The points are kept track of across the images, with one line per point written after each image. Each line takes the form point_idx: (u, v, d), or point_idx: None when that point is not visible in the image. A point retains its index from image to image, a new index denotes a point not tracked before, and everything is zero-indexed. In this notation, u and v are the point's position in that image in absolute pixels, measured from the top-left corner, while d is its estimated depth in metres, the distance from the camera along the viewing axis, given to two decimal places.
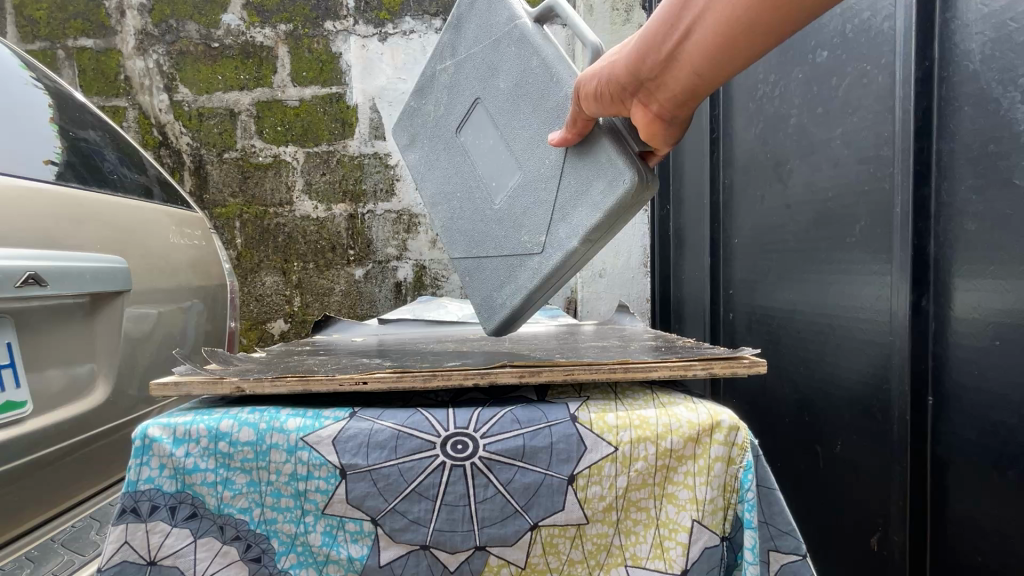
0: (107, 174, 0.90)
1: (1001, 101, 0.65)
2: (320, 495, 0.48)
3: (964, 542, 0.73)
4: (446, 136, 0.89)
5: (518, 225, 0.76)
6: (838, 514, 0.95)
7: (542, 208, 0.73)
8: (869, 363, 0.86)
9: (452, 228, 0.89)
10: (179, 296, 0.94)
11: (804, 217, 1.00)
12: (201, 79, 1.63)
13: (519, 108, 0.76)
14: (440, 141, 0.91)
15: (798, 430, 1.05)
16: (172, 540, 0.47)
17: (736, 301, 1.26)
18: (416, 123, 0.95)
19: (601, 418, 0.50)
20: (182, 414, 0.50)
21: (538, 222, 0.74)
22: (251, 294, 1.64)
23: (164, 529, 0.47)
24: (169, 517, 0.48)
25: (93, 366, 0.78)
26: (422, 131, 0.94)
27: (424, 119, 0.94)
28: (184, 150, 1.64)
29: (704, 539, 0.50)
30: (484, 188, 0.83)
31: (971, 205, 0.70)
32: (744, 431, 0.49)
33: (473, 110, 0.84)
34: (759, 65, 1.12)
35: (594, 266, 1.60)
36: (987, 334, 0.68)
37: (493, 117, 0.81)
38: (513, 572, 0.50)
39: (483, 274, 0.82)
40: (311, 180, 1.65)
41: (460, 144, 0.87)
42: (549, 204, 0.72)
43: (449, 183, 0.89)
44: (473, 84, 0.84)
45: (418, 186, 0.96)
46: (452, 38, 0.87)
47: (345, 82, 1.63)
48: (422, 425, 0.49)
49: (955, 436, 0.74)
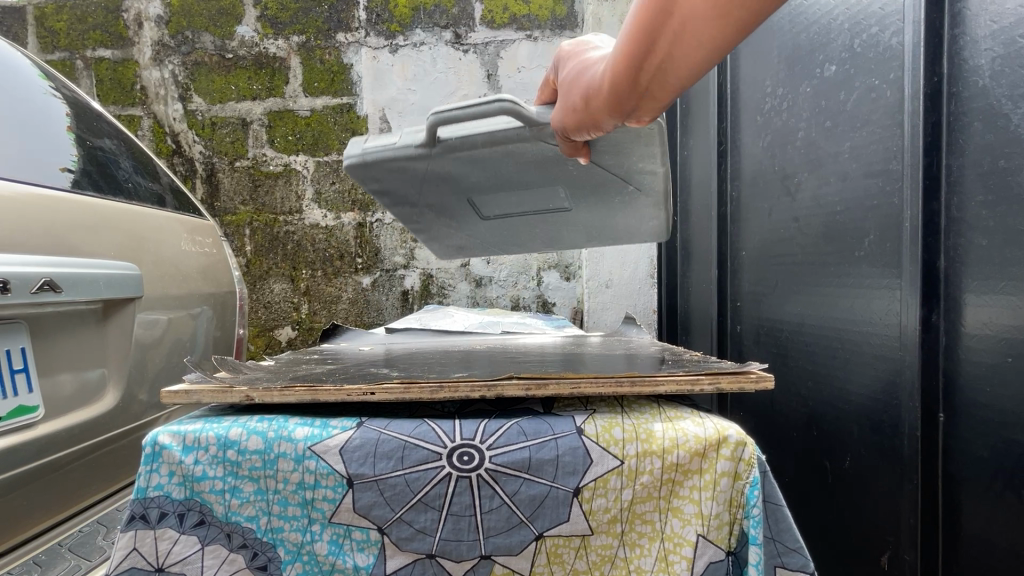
0: (121, 182, 0.91)
1: (1011, 117, 0.65)
2: (327, 504, 0.49)
3: (977, 561, 0.72)
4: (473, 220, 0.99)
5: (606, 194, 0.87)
6: (847, 530, 0.94)
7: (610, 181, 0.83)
8: (879, 378, 0.85)
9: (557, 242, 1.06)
10: (189, 304, 0.95)
11: (812, 230, 0.99)
12: (214, 89, 1.66)
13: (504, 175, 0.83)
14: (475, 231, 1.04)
15: (807, 444, 1.03)
16: (180, 547, 0.48)
17: (743, 314, 1.25)
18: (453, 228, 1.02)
19: (607, 431, 0.50)
20: (192, 422, 0.51)
21: (616, 186, 0.85)
22: (260, 301, 1.66)
23: (172, 536, 0.48)
24: (177, 524, 0.48)
25: (104, 371, 0.79)
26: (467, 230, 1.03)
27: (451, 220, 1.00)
28: (197, 158, 1.67)
29: (709, 554, 0.49)
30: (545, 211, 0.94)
31: (982, 221, 0.69)
32: (751, 446, 0.49)
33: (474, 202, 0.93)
34: (767, 78, 1.12)
35: (600, 276, 1.61)
36: (999, 351, 0.67)
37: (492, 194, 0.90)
38: None
39: (625, 234, 0.99)
40: (321, 189, 1.67)
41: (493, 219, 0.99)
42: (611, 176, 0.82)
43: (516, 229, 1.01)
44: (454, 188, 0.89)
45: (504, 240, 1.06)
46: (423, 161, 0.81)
47: (355, 93, 1.66)
48: (429, 436, 0.49)
49: (967, 453, 0.73)
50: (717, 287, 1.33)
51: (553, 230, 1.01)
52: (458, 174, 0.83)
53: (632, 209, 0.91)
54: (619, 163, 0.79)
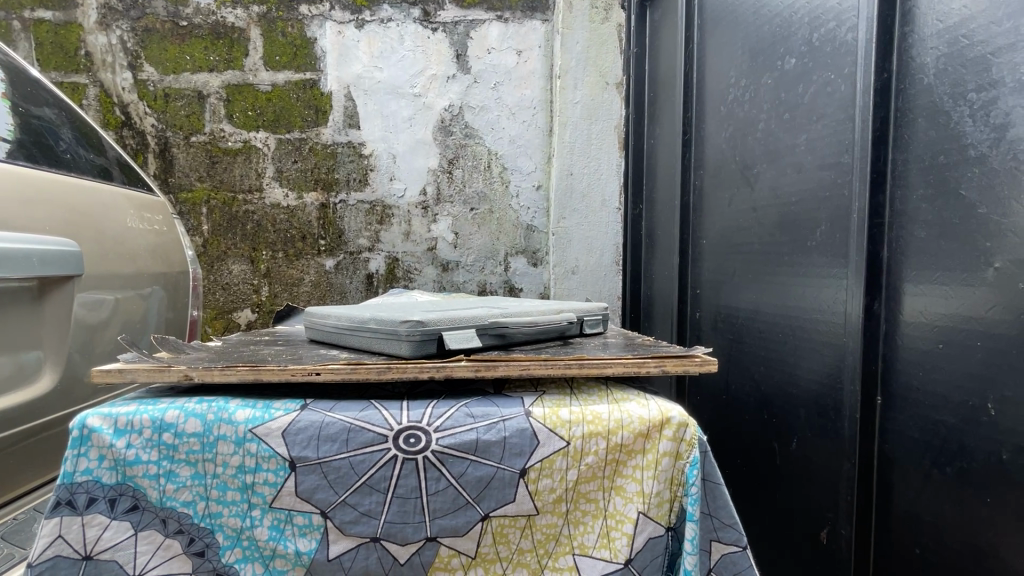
0: (60, 154, 0.86)
1: (952, 114, 0.68)
2: (267, 488, 0.49)
3: (904, 534, 0.77)
4: (485, 301, 0.87)
5: (385, 306, 0.71)
6: (791, 506, 0.99)
7: (397, 308, 0.67)
8: (825, 364, 0.89)
9: (387, 305, 0.83)
10: (138, 283, 0.92)
11: (768, 220, 1.02)
12: (168, 58, 1.58)
13: (501, 308, 0.74)
14: (479, 303, 0.89)
15: (757, 426, 1.07)
16: (111, 534, 0.48)
17: (703, 301, 1.28)
18: (475, 302, 0.93)
19: (554, 412, 0.52)
20: (125, 405, 0.51)
21: (376, 308, 0.68)
22: (217, 283, 1.60)
23: (102, 522, 0.48)
24: (107, 510, 0.48)
25: (41, 353, 0.74)
26: (473, 302, 0.91)
27: (486, 300, 0.92)
28: (148, 131, 1.58)
29: (649, 530, 0.52)
30: (433, 305, 0.79)
31: (921, 213, 0.72)
32: (693, 428, 0.52)
33: (508, 304, 0.82)
34: (731, 69, 1.14)
35: (567, 263, 1.56)
36: (933, 338, 0.71)
37: (498, 307, 0.78)
38: (464, 562, 0.50)
39: (362, 304, 0.79)
40: (282, 168, 1.61)
41: (474, 302, 0.85)
42: (399, 310, 0.66)
43: (433, 303, 0.85)
44: (517, 305, 0.81)
45: (429, 302, 0.92)
46: (539, 307, 0.78)
47: (319, 69, 1.60)
48: (375, 418, 0.50)
49: (901, 434, 0.77)
50: (678, 274, 1.35)
51: (428, 302, 0.89)
52: (548, 308, 0.77)
53: (364, 309, 0.71)
54: (460, 311, 0.64)
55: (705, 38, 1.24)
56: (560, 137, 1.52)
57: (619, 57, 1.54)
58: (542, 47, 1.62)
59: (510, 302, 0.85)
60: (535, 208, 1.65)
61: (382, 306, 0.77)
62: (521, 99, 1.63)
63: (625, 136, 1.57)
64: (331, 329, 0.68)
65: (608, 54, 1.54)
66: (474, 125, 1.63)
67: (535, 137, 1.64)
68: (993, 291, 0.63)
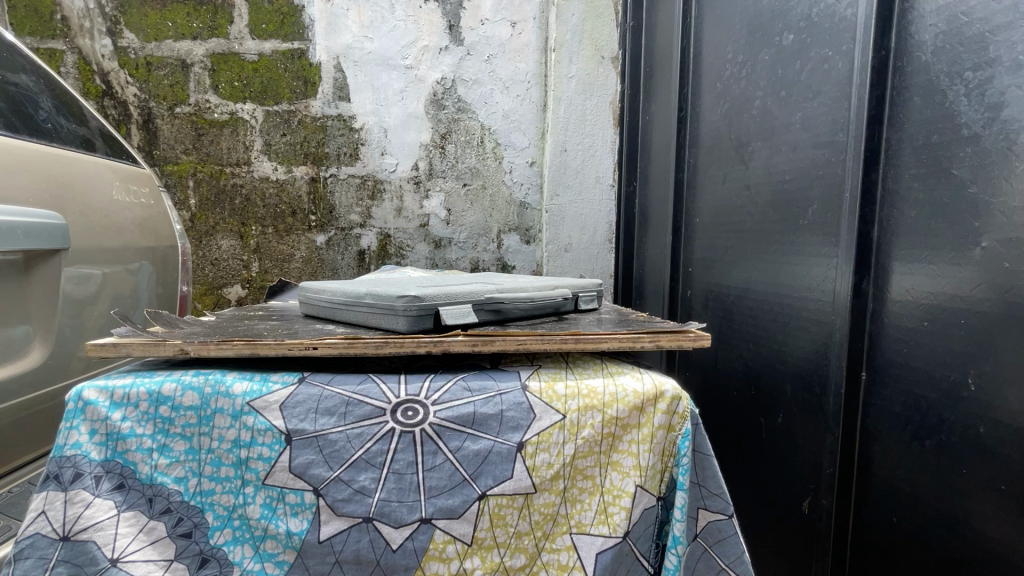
0: (40, 123, 0.83)
1: (947, 93, 0.68)
2: (261, 463, 0.50)
3: (883, 506, 0.80)
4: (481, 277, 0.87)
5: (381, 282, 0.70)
6: (775, 478, 1.01)
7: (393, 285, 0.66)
8: (812, 341, 0.91)
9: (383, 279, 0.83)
10: (125, 258, 0.90)
11: (761, 199, 1.02)
12: (148, 25, 1.52)
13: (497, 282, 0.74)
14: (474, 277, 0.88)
15: (744, 401, 1.10)
16: (92, 512, 0.47)
17: (695, 279, 1.29)
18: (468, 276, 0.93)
19: (551, 386, 0.54)
20: (119, 377, 0.52)
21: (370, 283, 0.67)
22: (206, 258, 1.58)
23: (85, 499, 0.48)
24: (92, 488, 0.48)
25: (29, 328, 0.73)
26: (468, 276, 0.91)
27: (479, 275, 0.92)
28: (131, 101, 1.53)
29: (644, 502, 0.54)
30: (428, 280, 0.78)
31: (912, 193, 0.73)
32: (685, 400, 0.54)
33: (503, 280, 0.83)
34: (728, 44, 1.12)
35: (560, 240, 1.55)
36: (918, 316, 0.73)
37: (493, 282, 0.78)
38: (459, 549, 0.50)
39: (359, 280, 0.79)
40: (270, 140, 1.57)
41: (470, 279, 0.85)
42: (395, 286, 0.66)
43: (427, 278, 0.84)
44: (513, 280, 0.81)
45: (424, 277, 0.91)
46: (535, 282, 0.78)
47: (308, 38, 1.55)
48: (374, 392, 0.51)
49: (883, 409, 0.79)
50: (671, 252, 1.35)
51: (425, 277, 0.88)
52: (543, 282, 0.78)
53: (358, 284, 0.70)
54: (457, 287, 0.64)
55: (703, 11, 1.22)
56: (553, 113, 1.50)
57: (615, 30, 1.50)
58: (537, 18, 1.58)
59: (506, 278, 0.85)
60: (528, 184, 1.64)
61: (378, 280, 0.76)
62: (516, 72, 1.60)
63: (620, 112, 1.54)
64: (327, 304, 0.68)
65: (604, 27, 1.50)
66: (467, 99, 1.60)
67: (529, 112, 1.61)
68: (978, 270, 0.64)
